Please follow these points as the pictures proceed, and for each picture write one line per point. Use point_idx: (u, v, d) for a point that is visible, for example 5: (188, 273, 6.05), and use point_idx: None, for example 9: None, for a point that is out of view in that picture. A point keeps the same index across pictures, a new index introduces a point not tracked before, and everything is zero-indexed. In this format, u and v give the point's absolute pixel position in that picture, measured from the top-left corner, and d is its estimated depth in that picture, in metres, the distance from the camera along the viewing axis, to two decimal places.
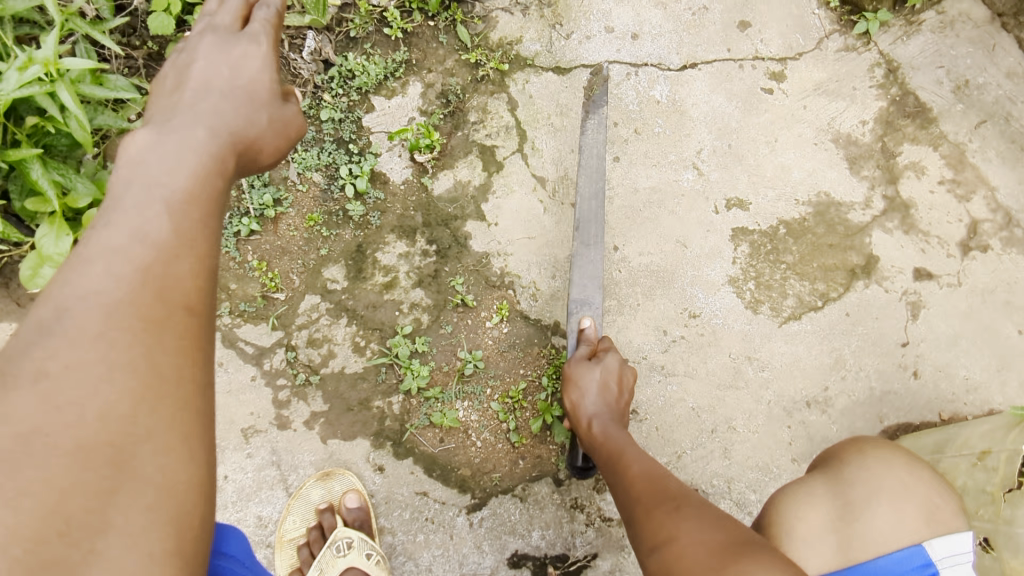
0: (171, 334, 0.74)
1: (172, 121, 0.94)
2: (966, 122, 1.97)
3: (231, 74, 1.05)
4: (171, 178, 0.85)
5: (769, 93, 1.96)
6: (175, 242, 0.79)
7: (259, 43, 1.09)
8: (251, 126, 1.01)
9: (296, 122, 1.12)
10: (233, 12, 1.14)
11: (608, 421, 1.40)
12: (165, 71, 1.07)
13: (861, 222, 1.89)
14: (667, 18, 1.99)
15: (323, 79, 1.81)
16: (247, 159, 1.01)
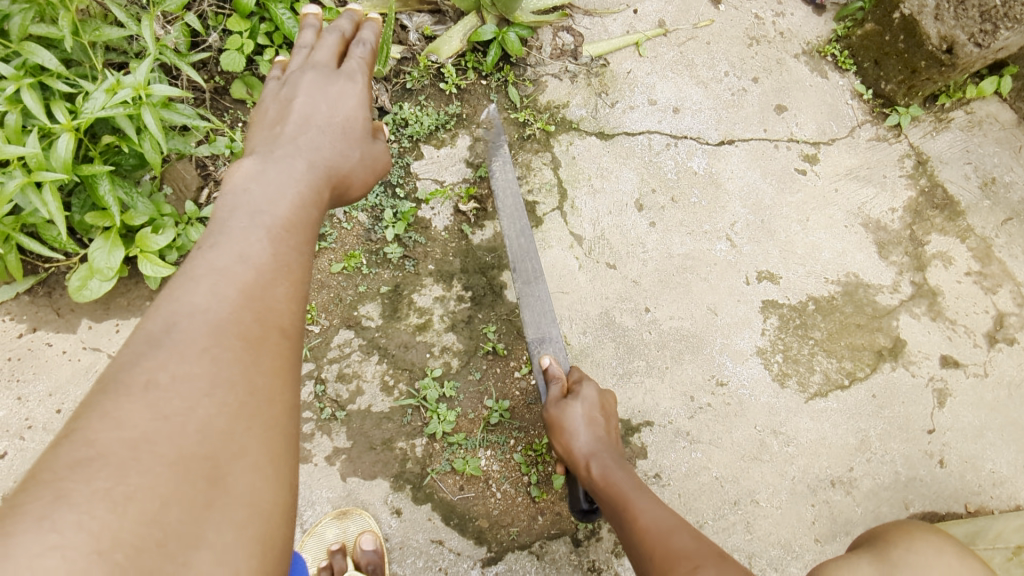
0: (268, 354, 0.76)
1: (276, 155, 1.02)
2: (993, 217, 2.02)
3: (330, 109, 1.13)
4: (271, 208, 0.91)
5: (803, 174, 2.03)
6: (277, 269, 0.84)
7: (356, 82, 1.19)
8: (347, 160, 1.10)
9: (381, 159, 1.20)
10: (331, 49, 1.23)
11: (607, 460, 1.36)
12: (267, 102, 1.17)
13: (889, 305, 1.92)
14: (707, 97, 2.08)
15: None
16: (338, 192, 1.09)
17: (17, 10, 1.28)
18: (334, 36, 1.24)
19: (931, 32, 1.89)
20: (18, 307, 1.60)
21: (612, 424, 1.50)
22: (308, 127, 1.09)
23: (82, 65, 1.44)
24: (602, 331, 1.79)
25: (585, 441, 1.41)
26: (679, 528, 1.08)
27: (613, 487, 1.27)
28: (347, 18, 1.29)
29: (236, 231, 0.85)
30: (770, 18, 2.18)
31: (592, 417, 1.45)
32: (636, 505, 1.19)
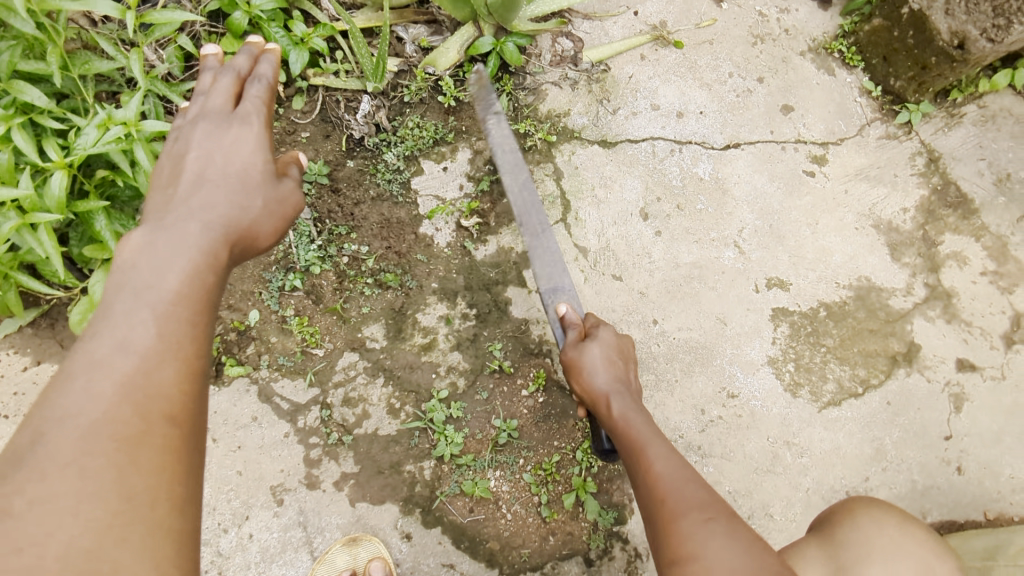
0: (147, 446, 0.76)
1: (167, 219, 1.00)
2: (1008, 215, 1.98)
3: (222, 158, 1.13)
4: (160, 282, 0.89)
5: (812, 175, 1.99)
6: (163, 350, 0.83)
7: (251, 124, 1.19)
8: (249, 209, 1.09)
9: (294, 198, 1.21)
10: (226, 92, 1.24)
11: (627, 402, 1.34)
12: (165, 156, 1.17)
13: (903, 308, 1.89)
14: (711, 99, 2.03)
15: (375, 141, 1.89)
16: (243, 246, 1.08)
17: (4, 48, 1.26)
18: (229, 75, 1.26)
19: (941, 27, 1.84)
20: (21, 340, 1.60)
21: (633, 369, 1.46)
22: (202, 180, 1.09)
23: (73, 97, 1.42)
24: None
25: (605, 378, 1.38)
26: (692, 480, 1.10)
27: (628, 427, 1.27)
28: (246, 55, 1.31)
29: (118, 317, 0.84)
30: (774, 15, 2.14)
31: (610, 358, 1.43)
32: (652, 451, 1.18)
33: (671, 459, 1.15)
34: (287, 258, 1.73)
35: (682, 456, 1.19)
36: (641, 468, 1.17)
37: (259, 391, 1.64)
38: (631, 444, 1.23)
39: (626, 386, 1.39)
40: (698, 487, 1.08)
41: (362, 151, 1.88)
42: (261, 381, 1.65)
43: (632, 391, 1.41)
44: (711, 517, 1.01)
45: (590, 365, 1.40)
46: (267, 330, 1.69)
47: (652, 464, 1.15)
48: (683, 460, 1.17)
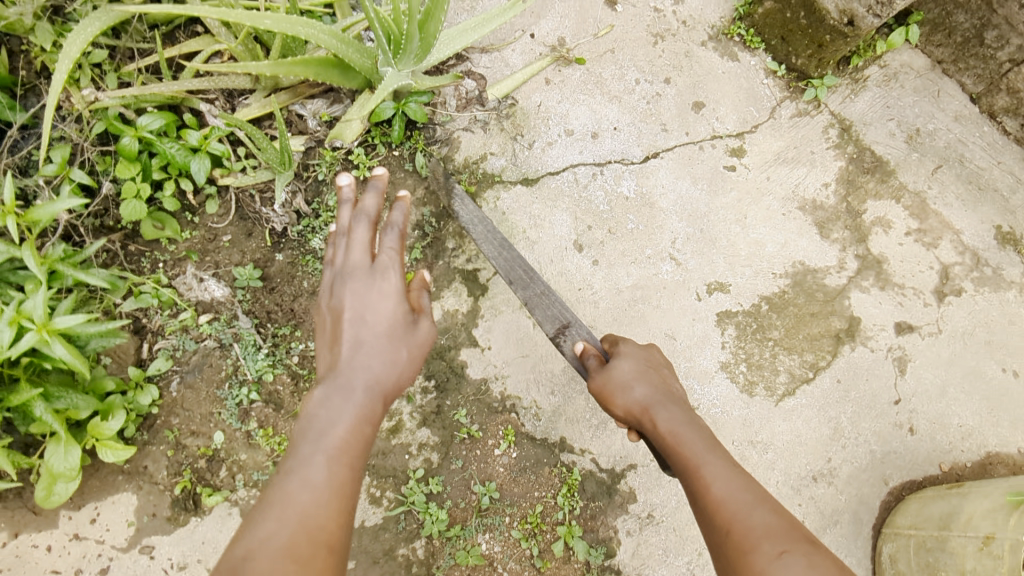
0: (320, 564, 0.91)
1: (337, 384, 1.16)
2: (923, 170, 2.04)
3: (375, 316, 1.27)
4: (332, 430, 1.07)
5: (733, 170, 2.01)
6: (340, 487, 1.00)
7: (390, 277, 1.33)
8: (398, 367, 1.24)
9: (425, 338, 1.33)
10: (364, 246, 1.37)
11: (672, 412, 1.30)
12: (322, 308, 1.34)
13: (839, 284, 1.96)
14: (623, 111, 2.02)
15: (298, 229, 1.86)
16: (392, 395, 1.23)
17: None
18: (364, 223, 1.39)
19: (829, 7, 1.83)
20: None
21: (667, 375, 1.45)
22: (359, 342, 1.23)
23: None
24: (570, 387, 1.82)
25: (641, 392, 1.37)
26: (752, 496, 1.06)
27: (676, 441, 1.23)
28: (371, 190, 1.43)
29: (301, 458, 1.02)
30: (669, 8, 2.11)
31: (642, 370, 1.42)
32: (707, 470, 1.14)
33: (727, 480, 1.10)
34: (238, 371, 1.74)
35: (744, 474, 1.13)
36: (697, 488, 1.13)
37: (242, 511, 1.68)
38: (683, 461, 1.19)
39: (668, 395, 1.36)
40: (762, 508, 1.04)
41: (289, 242, 1.86)
42: (241, 502, 1.68)
43: (672, 395, 1.37)
44: (786, 550, 0.95)
45: (622, 384, 1.40)
46: (235, 449, 1.70)
47: (709, 487, 1.10)
48: (742, 474, 1.13)
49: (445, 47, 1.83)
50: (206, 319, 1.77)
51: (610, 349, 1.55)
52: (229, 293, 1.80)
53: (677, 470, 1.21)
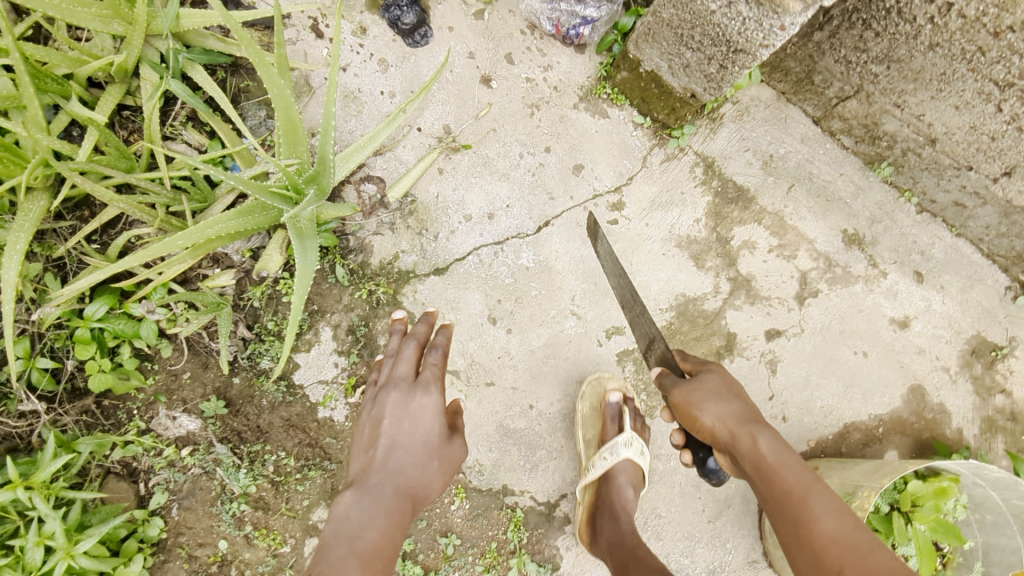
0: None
1: (371, 483, 1.60)
2: (779, 191, 2.33)
3: (409, 426, 1.71)
4: (364, 533, 1.48)
5: (615, 223, 2.29)
6: (370, 560, 1.44)
7: (431, 394, 1.77)
8: (427, 473, 1.68)
9: (457, 453, 1.77)
10: (409, 367, 1.81)
11: (768, 435, 1.49)
12: (367, 420, 1.76)
13: (716, 307, 2.31)
14: (512, 187, 2.25)
15: (247, 355, 2.13)
16: (417, 500, 1.64)
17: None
18: (411, 345, 1.87)
19: (673, 85, 2.01)
20: None
21: (743, 400, 1.65)
22: (395, 446, 1.68)
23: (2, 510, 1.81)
24: (504, 441, 2.19)
25: (717, 413, 1.58)
26: (866, 530, 1.29)
27: (777, 473, 1.42)
28: (426, 324, 1.88)
29: (338, 553, 1.42)
30: (540, 76, 2.28)
31: (728, 394, 1.64)
32: (813, 504, 1.34)
33: (836, 513, 1.33)
34: (226, 489, 2.08)
35: (847, 514, 1.33)
36: (807, 521, 1.33)
37: None
38: (785, 493, 1.38)
39: (754, 417, 1.56)
40: (859, 525, 1.30)
41: (242, 366, 2.13)
42: None
43: (756, 416, 1.58)
44: None
45: (715, 402, 1.59)
46: (239, 549, 2.09)
47: (820, 521, 1.31)
48: (842, 504, 1.36)
49: (341, 166, 2.06)
50: (188, 451, 2.07)
51: (696, 372, 1.75)
52: (201, 423, 2.09)
53: (775, 498, 1.41)
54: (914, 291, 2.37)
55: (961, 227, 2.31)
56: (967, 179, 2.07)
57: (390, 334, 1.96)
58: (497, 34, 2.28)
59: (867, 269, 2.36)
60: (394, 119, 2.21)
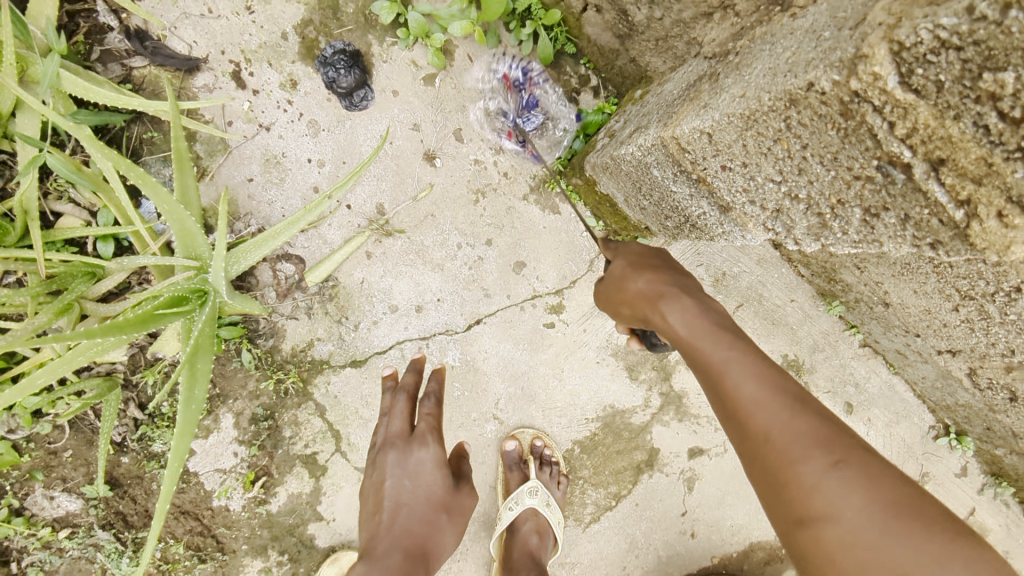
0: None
1: (381, 548, 1.50)
2: (725, 309, 2.23)
3: (413, 484, 1.65)
4: None
5: (552, 326, 2.15)
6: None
7: (427, 446, 1.72)
8: (436, 528, 1.62)
9: (461, 505, 1.72)
10: (401, 420, 1.76)
11: (693, 313, 1.35)
12: (371, 487, 1.70)
13: (643, 421, 2.23)
14: (445, 279, 2.08)
15: (138, 437, 1.97)
16: (431, 557, 1.56)
17: None
18: (403, 399, 1.81)
19: (632, 217, 1.85)
20: None
21: (686, 281, 1.51)
22: (401, 508, 1.61)
23: None
24: None
25: (643, 285, 1.49)
26: (800, 439, 1.03)
27: (695, 347, 1.28)
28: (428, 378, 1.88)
29: None
30: (490, 158, 2.07)
31: (652, 280, 1.49)
32: (732, 371, 1.18)
33: (797, 433, 1.04)
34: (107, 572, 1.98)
35: (772, 372, 1.17)
36: (725, 393, 1.17)
37: None
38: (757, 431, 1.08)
39: (682, 291, 1.43)
40: (806, 416, 1.07)
41: (130, 448, 1.97)
42: None
43: (696, 297, 1.43)
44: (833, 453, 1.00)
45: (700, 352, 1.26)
46: None
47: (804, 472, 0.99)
48: (780, 393, 1.11)
49: (253, 252, 1.84)
50: (65, 535, 1.94)
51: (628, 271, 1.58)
52: (81, 504, 1.95)
53: (700, 372, 1.27)
54: (841, 421, 2.35)
55: (899, 368, 2.26)
56: (913, 341, 2.00)
57: (380, 399, 1.88)
58: (448, 106, 2.03)
59: None
60: (318, 205, 1.88)
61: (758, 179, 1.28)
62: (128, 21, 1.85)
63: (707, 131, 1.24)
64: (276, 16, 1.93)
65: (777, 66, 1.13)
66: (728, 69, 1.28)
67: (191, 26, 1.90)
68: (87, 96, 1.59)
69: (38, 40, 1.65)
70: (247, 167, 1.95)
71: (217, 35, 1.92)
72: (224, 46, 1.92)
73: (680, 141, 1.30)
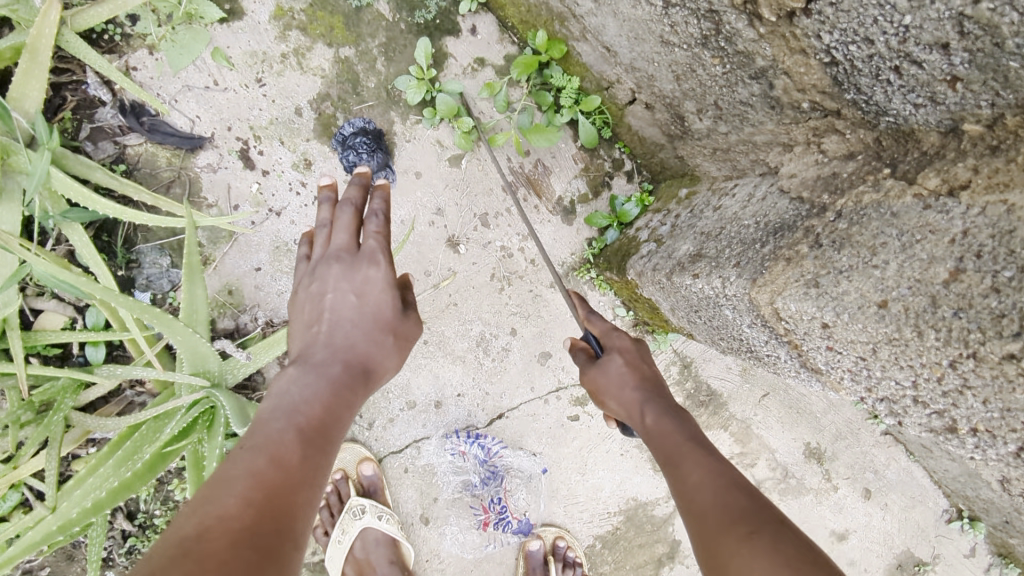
0: (289, 495, 0.88)
1: (318, 358, 1.19)
2: (751, 398, 2.17)
3: (359, 303, 1.28)
4: (306, 408, 1.05)
5: (575, 419, 2.02)
6: (314, 437, 1.01)
7: (378, 262, 1.32)
8: (381, 348, 1.28)
9: (412, 327, 1.36)
10: (346, 230, 1.34)
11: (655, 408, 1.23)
12: (304, 297, 1.32)
13: (665, 512, 2.12)
14: (467, 372, 1.94)
15: (125, 550, 1.78)
16: (371, 377, 1.24)
17: None
18: (348, 212, 1.36)
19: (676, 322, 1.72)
20: None
21: (649, 367, 1.35)
22: (340, 324, 1.26)
23: None
24: None
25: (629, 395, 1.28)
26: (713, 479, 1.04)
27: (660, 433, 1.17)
28: (359, 183, 1.40)
29: (259, 434, 0.97)
30: (517, 245, 1.92)
31: (631, 361, 1.35)
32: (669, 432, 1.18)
33: (698, 455, 1.09)
34: None
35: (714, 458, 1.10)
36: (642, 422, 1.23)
37: None
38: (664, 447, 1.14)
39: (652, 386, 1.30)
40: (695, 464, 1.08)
41: (118, 562, 1.79)
42: None
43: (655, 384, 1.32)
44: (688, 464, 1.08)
45: (613, 383, 1.32)
46: None
47: (685, 473, 1.07)
48: (709, 467, 1.07)
49: (263, 354, 1.60)
50: None
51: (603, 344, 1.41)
52: None
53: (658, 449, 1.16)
54: (859, 506, 2.30)
55: (920, 458, 2.23)
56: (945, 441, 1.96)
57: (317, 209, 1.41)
58: (474, 189, 1.88)
59: (819, 482, 2.27)
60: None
61: (879, 384, 1.10)
62: (123, 94, 1.66)
63: (823, 321, 1.08)
64: (289, 89, 1.74)
65: (938, 282, 0.99)
66: (834, 233, 1.13)
67: (194, 100, 1.70)
68: (89, 203, 1.43)
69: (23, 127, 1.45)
70: (254, 255, 1.77)
71: (223, 110, 1.72)
72: (230, 121, 1.73)
73: (778, 312, 1.15)
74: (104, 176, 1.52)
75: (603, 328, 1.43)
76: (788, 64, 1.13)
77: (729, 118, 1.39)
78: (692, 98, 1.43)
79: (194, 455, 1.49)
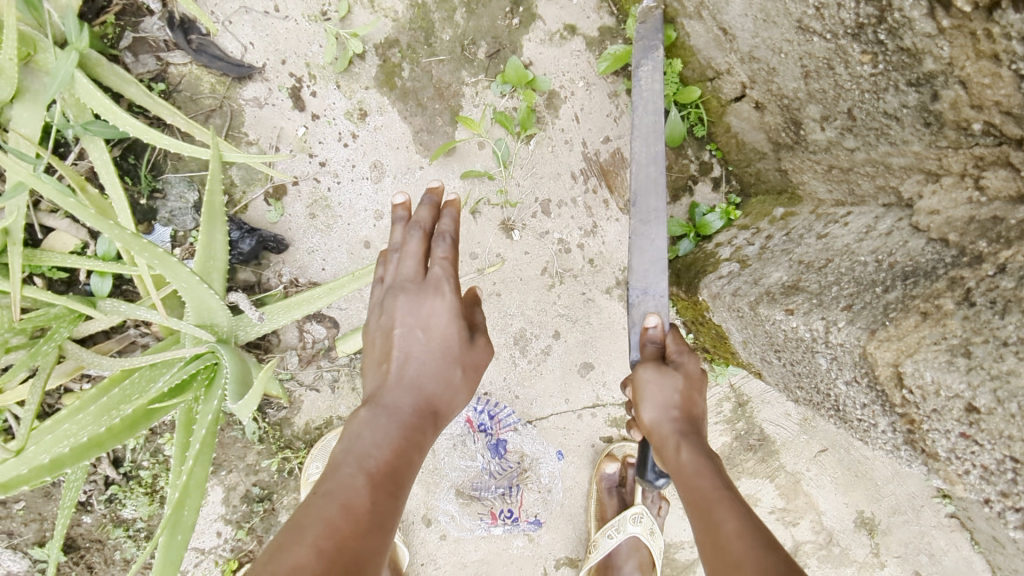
0: (360, 554, 0.78)
1: (387, 399, 1.04)
2: (807, 451, 1.93)
3: (426, 337, 1.11)
4: (377, 452, 0.93)
5: (610, 442, 1.82)
6: (383, 484, 0.89)
7: (445, 292, 1.12)
8: (453, 385, 1.12)
9: (483, 357, 1.19)
10: (414, 256, 1.14)
11: (690, 435, 1.11)
12: (370, 329, 1.16)
13: (688, 558, 1.87)
14: (498, 370, 1.75)
15: (103, 498, 1.64)
16: (442, 418, 1.09)
17: None
18: (416, 237, 1.15)
19: (745, 357, 1.48)
20: None
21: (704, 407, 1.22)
22: (411, 360, 1.09)
23: None
24: None
25: (659, 411, 1.15)
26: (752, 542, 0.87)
27: (690, 482, 1.02)
28: (427, 205, 1.19)
29: (336, 478, 0.88)
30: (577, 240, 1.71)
31: (688, 390, 1.18)
32: (692, 459, 1.06)
33: (736, 507, 0.95)
34: None
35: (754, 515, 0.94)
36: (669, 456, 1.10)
37: None
38: (693, 496, 1.00)
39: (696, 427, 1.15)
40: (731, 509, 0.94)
41: (95, 509, 1.65)
42: None
43: (695, 418, 1.17)
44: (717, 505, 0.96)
45: (659, 395, 1.16)
46: None
47: (719, 521, 0.92)
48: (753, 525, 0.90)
49: (282, 314, 1.44)
50: None
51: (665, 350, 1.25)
52: (27, 564, 1.65)
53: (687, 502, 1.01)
54: None
55: (988, 551, 1.90)
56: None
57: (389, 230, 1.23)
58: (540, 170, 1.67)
59: (865, 556, 1.98)
60: (368, 272, 1.37)
61: (1023, 494, 0.91)
62: (173, 6, 1.50)
63: (972, 402, 0.92)
64: (356, 29, 1.56)
65: None
66: (992, 291, 0.94)
67: (251, 24, 1.54)
68: (111, 114, 1.28)
69: (55, 23, 1.32)
70: (289, 206, 1.60)
71: (280, 40, 1.55)
72: (286, 54, 1.55)
73: (901, 376, 1.00)
74: (139, 93, 1.37)
75: (679, 343, 1.26)
76: (968, 71, 0.93)
77: (861, 131, 1.16)
78: (819, 101, 1.20)
79: (185, 415, 1.34)
